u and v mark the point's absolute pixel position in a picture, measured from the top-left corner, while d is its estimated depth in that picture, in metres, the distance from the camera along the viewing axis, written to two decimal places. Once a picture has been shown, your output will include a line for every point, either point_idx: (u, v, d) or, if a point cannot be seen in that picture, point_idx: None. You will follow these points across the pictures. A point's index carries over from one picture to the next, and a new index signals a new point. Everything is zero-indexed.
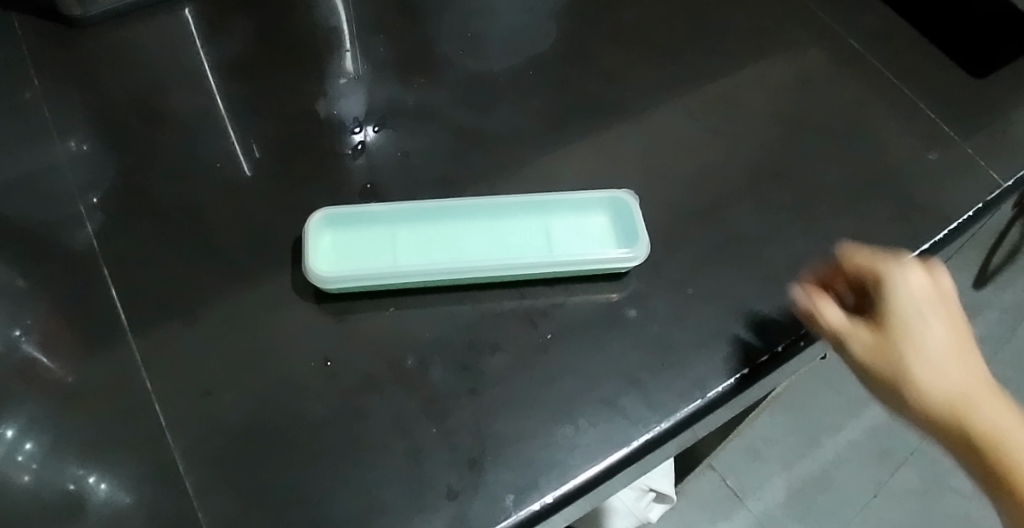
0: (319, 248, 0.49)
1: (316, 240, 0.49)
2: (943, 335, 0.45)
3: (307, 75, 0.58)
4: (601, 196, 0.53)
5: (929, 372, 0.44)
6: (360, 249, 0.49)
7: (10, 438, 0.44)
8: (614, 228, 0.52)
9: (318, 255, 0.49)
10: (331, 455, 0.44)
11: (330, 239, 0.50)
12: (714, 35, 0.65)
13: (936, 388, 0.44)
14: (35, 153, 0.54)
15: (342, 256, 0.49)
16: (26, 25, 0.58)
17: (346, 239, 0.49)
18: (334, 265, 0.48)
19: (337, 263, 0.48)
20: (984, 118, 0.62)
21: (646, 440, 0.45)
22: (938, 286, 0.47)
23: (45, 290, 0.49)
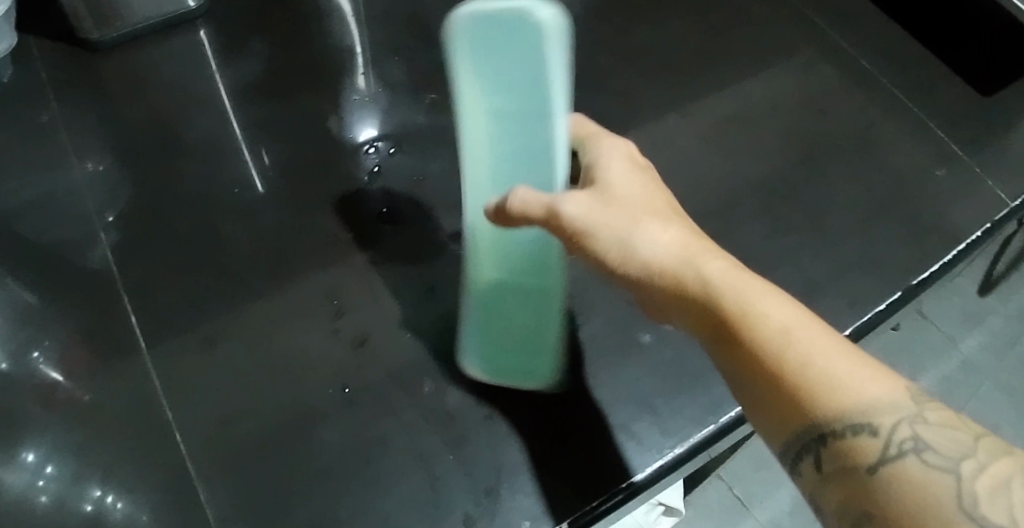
0: (505, 29, 0.37)
1: (527, 50, 0.37)
2: (680, 215, 0.42)
3: (322, 98, 0.59)
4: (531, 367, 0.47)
5: (658, 230, 0.39)
6: (496, 77, 0.39)
7: (31, 461, 0.45)
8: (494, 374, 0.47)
9: (474, 43, 0.38)
10: (349, 480, 0.44)
11: (516, 70, 0.38)
12: (724, 53, 0.66)
13: (665, 237, 0.39)
14: (56, 177, 0.55)
15: (487, 49, 0.38)
16: (43, 48, 0.59)
17: (503, 65, 0.38)
18: (472, 42, 0.38)
19: (479, 42, 0.38)
20: (992, 137, 0.62)
21: (641, 479, 0.45)
22: (659, 188, 0.43)
23: (63, 313, 0.50)
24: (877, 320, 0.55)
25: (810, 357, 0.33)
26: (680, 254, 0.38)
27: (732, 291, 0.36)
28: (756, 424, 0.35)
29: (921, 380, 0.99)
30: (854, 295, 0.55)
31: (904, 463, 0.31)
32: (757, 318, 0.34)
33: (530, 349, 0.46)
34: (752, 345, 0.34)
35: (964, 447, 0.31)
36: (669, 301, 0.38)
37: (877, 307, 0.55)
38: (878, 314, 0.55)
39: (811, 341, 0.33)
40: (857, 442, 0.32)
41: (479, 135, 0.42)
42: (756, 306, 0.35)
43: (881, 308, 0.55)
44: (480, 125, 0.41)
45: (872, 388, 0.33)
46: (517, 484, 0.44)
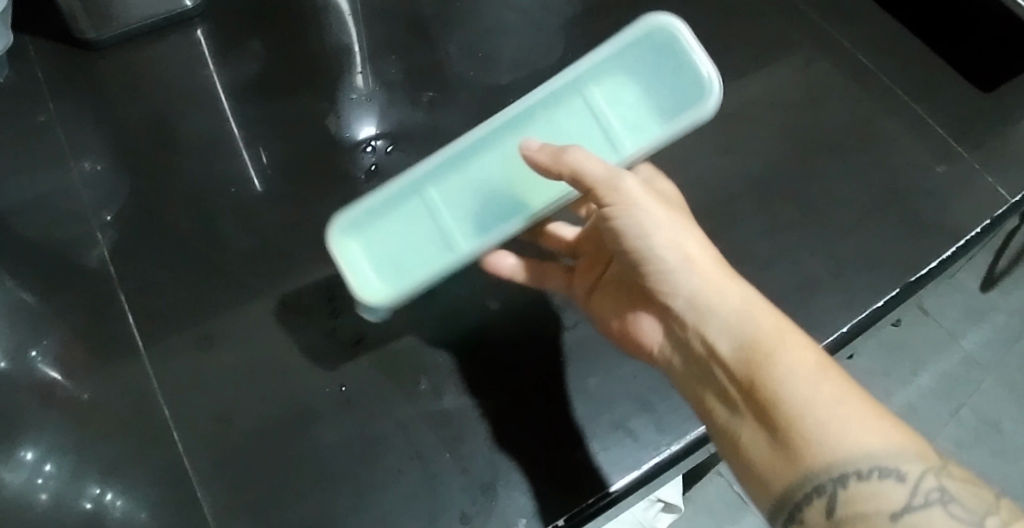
0: (670, 53, 0.47)
1: (692, 84, 0.46)
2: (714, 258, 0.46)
3: (320, 97, 0.59)
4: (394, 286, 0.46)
5: (705, 260, 0.42)
6: (625, 81, 0.47)
7: (30, 460, 0.47)
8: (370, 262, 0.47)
9: (663, 53, 0.47)
10: (348, 477, 0.46)
11: (664, 88, 0.47)
12: (722, 49, 0.65)
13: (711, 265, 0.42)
14: (54, 179, 0.56)
15: (662, 51, 0.47)
16: (39, 47, 0.59)
17: (643, 69, 0.47)
18: (636, 51, 0.48)
19: (644, 55, 0.48)
20: (993, 133, 0.62)
21: (617, 490, 0.47)
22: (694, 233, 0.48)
23: (64, 316, 0.51)
24: (874, 317, 0.55)
25: (843, 393, 0.36)
26: (716, 267, 0.42)
27: (772, 327, 0.39)
28: (765, 465, 0.37)
29: (922, 376, 0.98)
30: (849, 292, 0.56)
31: (930, 513, 0.34)
32: (782, 361, 0.38)
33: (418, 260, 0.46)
34: (783, 378, 0.37)
35: (984, 503, 0.35)
36: (699, 303, 0.42)
37: (875, 304, 0.55)
38: (876, 311, 0.55)
39: (844, 388, 0.36)
40: (878, 490, 0.35)
41: (554, 100, 0.48)
42: (793, 342, 0.38)
43: (879, 306, 0.55)
44: (574, 89, 0.48)
45: (897, 434, 0.36)
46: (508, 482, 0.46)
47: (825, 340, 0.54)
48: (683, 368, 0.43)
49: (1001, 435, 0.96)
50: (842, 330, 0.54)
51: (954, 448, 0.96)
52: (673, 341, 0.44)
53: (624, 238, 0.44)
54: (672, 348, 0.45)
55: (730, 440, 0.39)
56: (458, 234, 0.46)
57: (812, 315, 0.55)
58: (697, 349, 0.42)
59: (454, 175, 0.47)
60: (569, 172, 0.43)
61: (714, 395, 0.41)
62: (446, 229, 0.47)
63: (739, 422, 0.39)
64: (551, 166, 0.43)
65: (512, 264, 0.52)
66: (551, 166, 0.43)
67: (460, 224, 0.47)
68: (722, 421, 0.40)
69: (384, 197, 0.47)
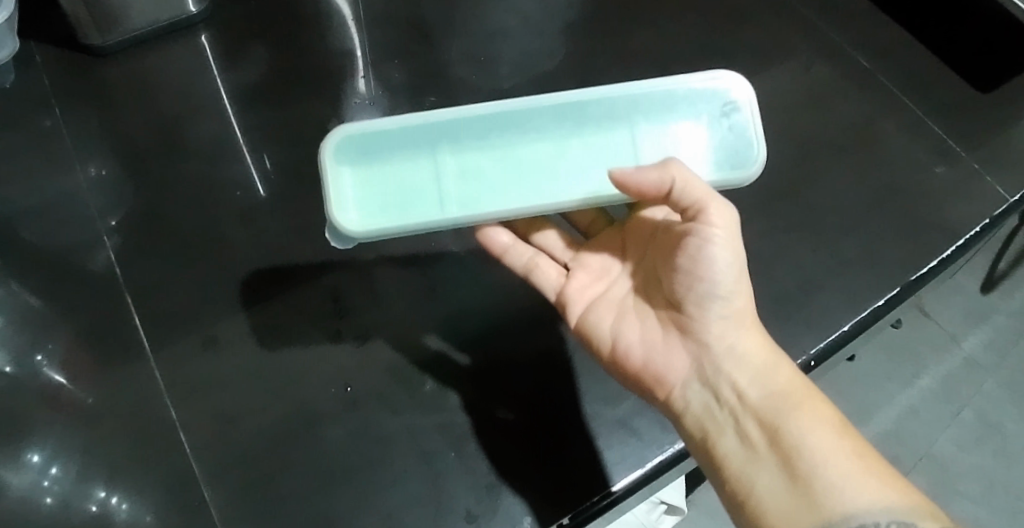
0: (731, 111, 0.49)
1: (739, 147, 0.49)
2: None
3: (323, 101, 0.60)
4: (368, 223, 0.46)
5: (742, 319, 0.46)
6: (678, 120, 0.49)
7: (36, 462, 0.48)
8: (359, 183, 0.47)
9: (720, 106, 0.50)
10: (354, 477, 0.47)
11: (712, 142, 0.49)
12: (722, 51, 0.66)
13: (747, 325, 0.46)
14: (59, 183, 0.56)
15: (723, 106, 0.50)
16: (44, 53, 0.60)
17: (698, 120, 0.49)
18: (696, 99, 0.50)
19: (702, 103, 0.50)
20: (990, 133, 0.63)
21: (618, 490, 0.47)
22: None
23: (70, 319, 0.52)
24: (874, 316, 0.56)
25: (859, 451, 0.42)
26: (755, 325, 0.46)
27: (798, 385, 0.44)
28: (782, 511, 0.41)
29: (923, 378, 0.98)
30: (849, 291, 0.56)
31: None
32: (806, 418, 0.43)
33: (404, 199, 0.46)
34: (807, 430, 0.42)
35: None
36: (738, 352, 0.45)
37: (875, 303, 0.56)
38: (877, 310, 0.56)
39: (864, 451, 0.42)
40: None
41: (605, 107, 0.49)
42: (821, 403, 0.44)
43: (879, 305, 0.56)
44: (627, 107, 0.49)
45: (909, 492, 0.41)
46: (512, 481, 0.47)
47: (826, 339, 0.55)
48: (704, 410, 0.45)
49: (1002, 436, 0.96)
50: (843, 329, 0.55)
51: (957, 450, 0.96)
52: (699, 384, 0.46)
53: (695, 267, 0.45)
54: (695, 389, 0.46)
55: (744, 484, 0.42)
56: (452, 201, 0.47)
57: (812, 313, 0.55)
58: (724, 394, 0.45)
59: (477, 148, 0.48)
60: (678, 182, 0.43)
61: (734, 440, 0.44)
62: (442, 184, 0.47)
63: (758, 467, 0.42)
64: (660, 178, 0.43)
65: (507, 243, 0.51)
66: (659, 178, 0.43)
67: (457, 186, 0.47)
68: (738, 466, 0.43)
69: (404, 125, 0.48)
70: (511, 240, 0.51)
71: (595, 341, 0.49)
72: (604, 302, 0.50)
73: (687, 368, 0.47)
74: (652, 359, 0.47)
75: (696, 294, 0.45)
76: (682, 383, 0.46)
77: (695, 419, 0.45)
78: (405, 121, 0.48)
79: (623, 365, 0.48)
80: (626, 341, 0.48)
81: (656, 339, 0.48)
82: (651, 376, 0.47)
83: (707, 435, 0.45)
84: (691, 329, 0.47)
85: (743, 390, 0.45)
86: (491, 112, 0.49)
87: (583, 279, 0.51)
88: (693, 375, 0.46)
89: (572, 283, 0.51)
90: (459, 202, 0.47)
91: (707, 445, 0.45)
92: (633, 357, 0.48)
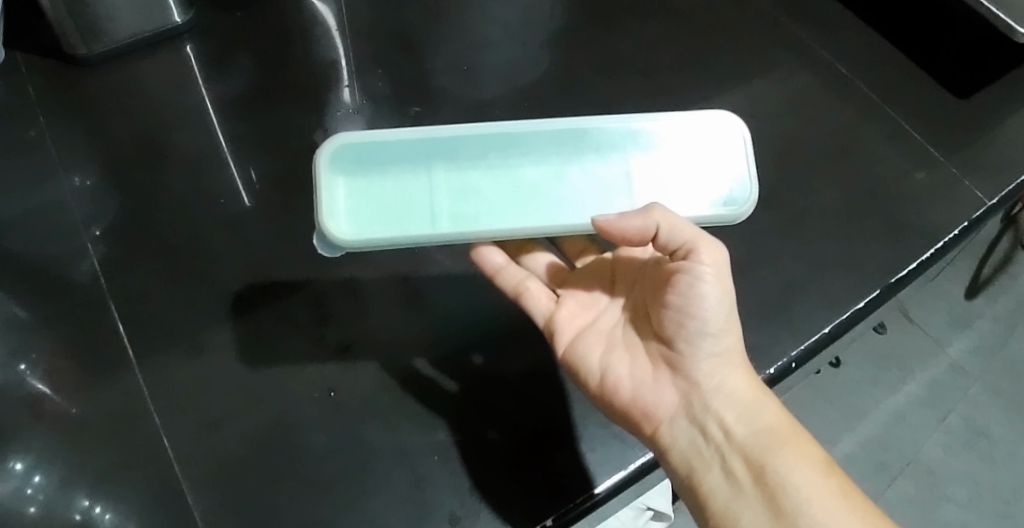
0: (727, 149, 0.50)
1: (734, 183, 0.49)
2: None
3: (308, 110, 0.60)
4: (356, 229, 0.46)
5: (730, 357, 0.47)
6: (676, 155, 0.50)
7: (20, 471, 0.47)
8: (352, 192, 0.47)
9: (717, 144, 0.51)
10: (338, 482, 0.47)
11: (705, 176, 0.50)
12: (703, 58, 0.67)
13: (734, 362, 0.47)
14: (43, 192, 0.56)
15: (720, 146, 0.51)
16: (29, 63, 0.60)
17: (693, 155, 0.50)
18: (694, 137, 0.51)
19: (699, 141, 0.51)
20: (967, 139, 0.64)
21: (601, 492, 0.48)
22: None
23: (54, 327, 0.52)
24: (854, 319, 0.57)
25: (841, 488, 0.44)
26: (744, 364, 0.47)
27: (783, 423, 0.46)
28: None
29: (910, 383, 0.99)
30: (829, 294, 0.57)
31: None
32: (790, 457, 0.45)
33: (395, 210, 0.47)
34: (791, 468, 0.44)
35: None
36: (727, 390, 0.46)
37: (856, 305, 0.57)
38: (857, 312, 0.57)
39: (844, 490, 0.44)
40: None
41: (603, 136, 0.50)
42: (804, 441, 0.46)
43: (859, 308, 0.57)
44: (626, 138, 0.50)
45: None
46: (494, 484, 0.47)
47: (807, 341, 0.55)
48: (690, 447, 0.46)
49: (989, 441, 0.97)
50: (824, 331, 0.56)
51: (942, 455, 0.96)
52: (686, 421, 0.47)
53: (686, 305, 0.46)
54: (682, 426, 0.47)
55: (729, 519, 0.44)
56: (443, 215, 0.47)
57: (792, 316, 0.56)
58: (711, 431, 0.46)
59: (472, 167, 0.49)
60: (662, 225, 0.44)
61: (719, 477, 0.45)
62: (436, 198, 0.47)
63: (743, 503, 0.44)
64: (644, 224, 0.44)
65: (501, 263, 0.51)
66: (642, 223, 0.44)
67: (450, 202, 0.47)
68: (723, 503, 0.45)
69: (403, 139, 0.49)
70: (505, 261, 0.51)
71: (583, 374, 0.49)
72: (592, 334, 0.50)
73: (675, 403, 0.47)
74: (641, 395, 0.47)
75: (687, 331, 0.46)
76: (669, 419, 0.47)
77: (682, 457, 0.46)
78: (403, 134, 0.49)
79: (611, 399, 0.48)
80: (614, 374, 0.48)
81: (645, 375, 0.48)
82: (639, 412, 0.47)
83: (693, 471, 0.46)
84: (681, 366, 0.47)
85: (730, 427, 0.46)
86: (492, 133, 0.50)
87: (571, 308, 0.51)
88: (681, 411, 0.47)
89: (561, 311, 0.51)
90: (449, 217, 0.47)
91: (692, 481, 0.46)
92: (621, 390, 0.48)
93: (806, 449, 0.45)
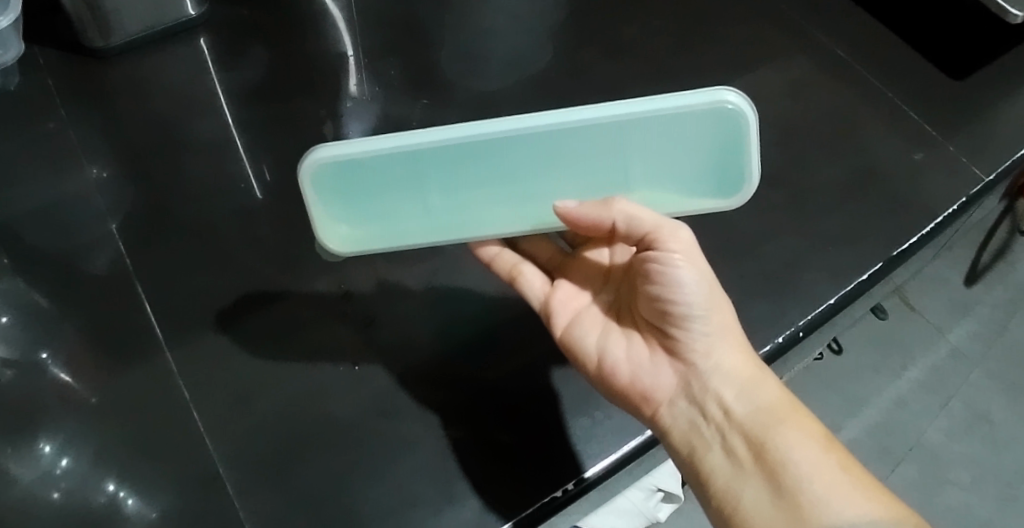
0: (734, 136, 0.45)
1: (736, 174, 0.46)
2: None
3: (319, 100, 0.61)
4: (353, 244, 0.47)
5: (722, 338, 0.48)
6: (680, 144, 0.45)
7: (48, 454, 0.49)
8: (337, 212, 0.46)
9: (726, 130, 0.45)
10: (364, 453, 0.48)
11: (707, 167, 0.46)
12: (704, 42, 0.68)
13: (728, 342, 0.48)
14: (63, 182, 0.57)
15: (727, 134, 0.45)
16: (48, 57, 0.61)
17: (693, 144, 0.45)
18: (699, 122, 0.44)
19: (704, 127, 0.45)
20: (965, 118, 0.65)
21: (591, 476, 0.48)
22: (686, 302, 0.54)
23: (78, 312, 0.53)
24: (858, 290, 0.58)
25: (843, 462, 0.45)
26: (739, 343, 0.48)
27: (782, 401, 0.47)
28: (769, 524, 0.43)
29: (911, 369, 0.99)
30: (833, 267, 0.58)
31: None
32: (790, 433, 0.45)
33: (388, 224, 0.47)
34: (790, 445, 0.45)
35: None
36: (724, 370, 0.48)
37: (859, 278, 0.58)
38: (860, 284, 0.58)
39: (845, 464, 0.45)
40: None
41: (596, 126, 0.44)
42: (803, 416, 0.46)
43: (863, 279, 0.58)
44: (622, 130, 0.44)
45: (889, 500, 0.44)
46: (499, 459, 0.48)
47: (813, 312, 0.56)
48: (690, 427, 0.48)
49: (990, 425, 0.99)
50: (829, 303, 0.57)
51: (946, 439, 0.97)
52: (685, 402, 0.48)
53: (666, 291, 0.47)
54: (681, 406, 0.48)
55: (731, 497, 0.45)
56: (435, 223, 0.47)
57: (799, 288, 0.57)
58: (711, 411, 0.47)
59: (456, 175, 0.45)
60: (619, 220, 0.45)
61: (720, 456, 0.46)
62: (425, 208, 0.46)
63: (744, 482, 0.45)
64: (601, 217, 0.44)
65: (495, 251, 0.53)
66: (599, 217, 0.45)
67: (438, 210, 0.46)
68: (725, 481, 0.45)
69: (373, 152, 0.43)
70: (498, 248, 0.53)
71: (581, 356, 0.50)
72: (588, 317, 0.52)
73: (672, 385, 0.49)
74: (639, 378, 0.49)
75: (674, 317, 0.47)
76: (668, 401, 0.48)
77: (682, 436, 0.48)
78: (373, 149, 0.43)
79: (610, 380, 0.49)
80: (611, 357, 0.50)
81: (642, 358, 0.50)
82: (638, 394, 0.48)
83: (694, 451, 0.47)
84: (677, 349, 0.49)
85: (725, 407, 0.47)
86: (476, 131, 0.43)
87: (567, 291, 0.53)
88: (679, 393, 0.49)
89: (556, 293, 0.53)
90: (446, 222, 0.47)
91: (694, 461, 0.47)
92: (619, 373, 0.49)
93: (806, 425, 0.46)
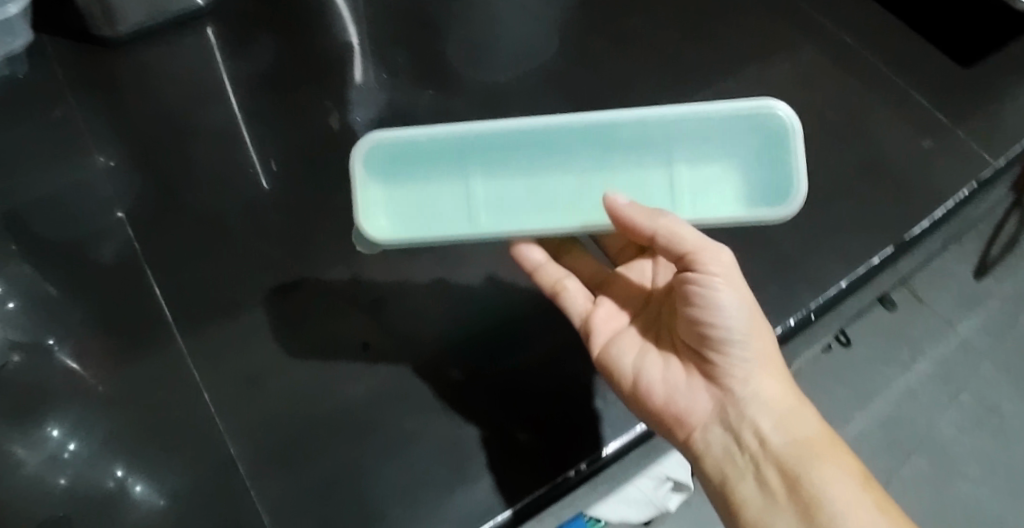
0: (770, 143, 0.49)
1: (778, 179, 0.48)
2: None
3: (326, 88, 0.62)
4: (393, 232, 0.47)
5: (763, 366, 0.47)
6: (717, 149, 0.49)
7: (56, 437, 0.49)
8: (387, 197, 0.48)
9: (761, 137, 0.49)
10: (375, 435, 0.48)
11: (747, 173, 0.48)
12: (711, 29, 0.68)
13: (768, 371, 0.47)
14: (71, 170, 0.58)
15: (767, 142, 0.49)
16: (56, 46, 0.62)
17: (733, 149, 0.49)
18: (736, 130, 0.49)
19: (740, 135, 0.49)
20: (975, 103, 0.65)
21: (605, 457, 0.48)
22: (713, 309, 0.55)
23: (86, 297, 0.53)
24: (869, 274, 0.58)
25: (878, 501, 0.44)
26: (780, 372, 0.47)
27: (819, 435, 0.47)
28: None
29: (920, 361, 0.99)
30: (843, 252, 0.58)
31: None
32: (826, 471, 0.45)
33: (431, 215, 0.48)
34: (826, 483, 0.45)
35: None
36: (762, 399, 0.47)
37: (870, 262, 0.58)
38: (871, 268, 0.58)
39: (881, 504, 0.44)
40: None
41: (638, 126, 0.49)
42: (840, 452, 0.46)
43: (873, 264, 0.58)
44: (664, 132, 0.49)
45: None
46: (511, 439, 0.48)
47: (824, 294, 0.57)
48: (725, 454, 0.47)
49: (1000, 418, 0.98)
50: (840, 286, 0.57)
51: (957, 432, 0.97)
52: (720, 429, 0.48)
53: (706, 314, 0.47)
54: (716, 432, 0.48)
55: None
56: (477, 215, 0.48)
57: (810, 272, 0.57)
58: (746, 440, 0.47)
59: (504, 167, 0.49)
60: (660, 232, 0.45)
61: (754, 486, 0.46)
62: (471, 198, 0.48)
63: (776, 514, 0.45)
64: (643, 223, 0.45)
65: (540, 260, 0.52)
66: (642, 223, 0.45)
67: (482, 204, 0.48)
68: (757, 513, 0.45)
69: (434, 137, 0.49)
70: (544, 259, 0.52)
71: (616, 376, 0.49)
72: (627, 338, 0.51)
73: (709, 410, 0.48)
74: (675, 400, 0.48)
75: (713, 340, 0.47)
76: (703, 426, 0.48)
77: (715, 463, 0.48)
78: (433, 134, 0.49)
79: (644, 403, 0.48)
80: (647, 378, 0.49)
81: (678, 381, 0.49)
82: (672, 416, 0.48)
83: (726, 478, 0.47)
84: (715, 374, 0.48)
85: (762, 438, 0.46)
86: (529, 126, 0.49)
87: (607, 310, 0.53)
88: (715, 418, 0.48)
89: (598, 311, 0.52)
90: (487, 214, 0.48)
91: (727, 489, 0.47)
92: (654, 395, 0.48)
93: (843, 462, 0.46)
